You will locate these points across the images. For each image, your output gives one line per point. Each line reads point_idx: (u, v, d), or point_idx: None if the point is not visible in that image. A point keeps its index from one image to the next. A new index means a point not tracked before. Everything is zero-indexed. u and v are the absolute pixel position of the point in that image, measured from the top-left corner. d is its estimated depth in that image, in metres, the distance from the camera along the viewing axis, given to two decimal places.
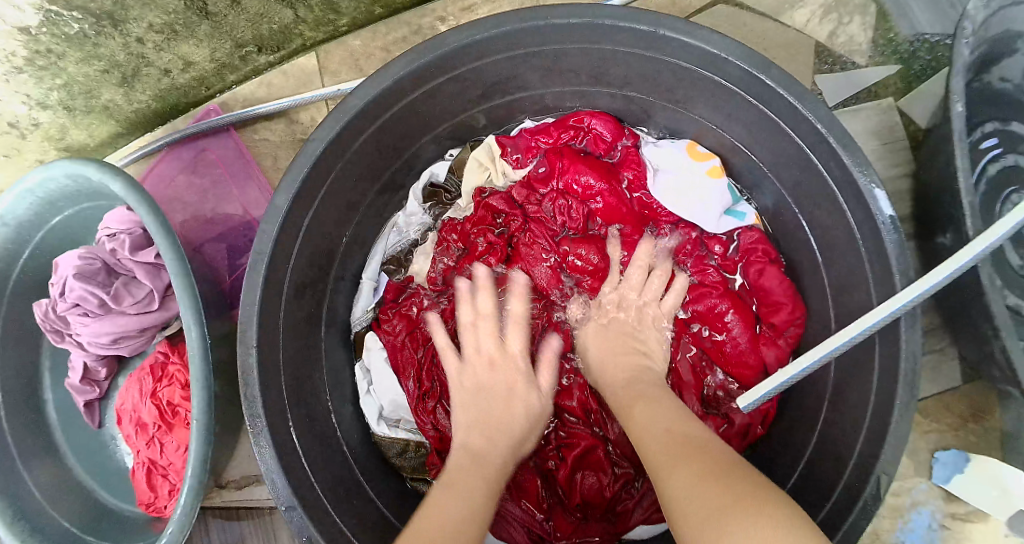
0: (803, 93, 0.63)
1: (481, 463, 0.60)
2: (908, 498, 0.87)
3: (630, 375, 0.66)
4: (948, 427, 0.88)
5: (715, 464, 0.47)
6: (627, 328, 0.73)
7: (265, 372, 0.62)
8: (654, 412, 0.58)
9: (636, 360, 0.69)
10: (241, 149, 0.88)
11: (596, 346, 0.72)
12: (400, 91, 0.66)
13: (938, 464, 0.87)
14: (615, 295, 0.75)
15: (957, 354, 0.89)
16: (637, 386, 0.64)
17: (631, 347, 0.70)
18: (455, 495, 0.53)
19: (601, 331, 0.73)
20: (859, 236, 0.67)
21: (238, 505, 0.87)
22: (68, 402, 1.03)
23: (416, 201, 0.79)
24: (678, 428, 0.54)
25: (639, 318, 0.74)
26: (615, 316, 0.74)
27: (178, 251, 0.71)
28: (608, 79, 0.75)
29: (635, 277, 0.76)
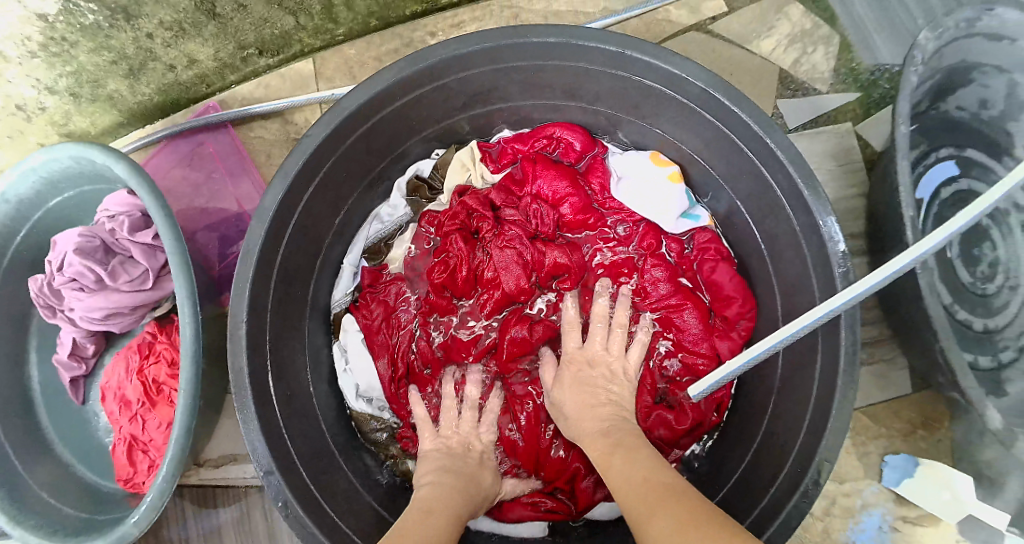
0: (753, 110, 0.71)
1: (447, 505, 0.60)
2: (859, 500, 0.94)
3: (605, 425, 0.64)
4: (898, 433, 0.95)
5: (686, 507, 0.48)
6: (600, 380, 0.70)
7: (252, 344, 0.67)
8: (632, 461, 0.57)
9: (611, 409, 0.66)
10: (237, 146, 0.92)
11: (571, 398, 0.68)
12: (391, 96, 0.72)
13: (887, 468, 0.94)
14: (583, 354, 0.73)
15: (906, 363, 0.96)
16: (614, 434, 0.62)
17: (605, 398, 0.68)
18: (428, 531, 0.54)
19: (573, 383, 0.70)
20: (805, 243, 0.74)
21: (215, 483, 0.89)
22: (53, 379, 1.06)
23: (399, 193, 0.84)
24: (653, 475, 0.54)
25: (611, 374, 0.71)
26: (585, 371, 0.71)
27: (176, 233, 0.77)
28: (580, 94, 0.82)
29: (599, 330, 0.74)
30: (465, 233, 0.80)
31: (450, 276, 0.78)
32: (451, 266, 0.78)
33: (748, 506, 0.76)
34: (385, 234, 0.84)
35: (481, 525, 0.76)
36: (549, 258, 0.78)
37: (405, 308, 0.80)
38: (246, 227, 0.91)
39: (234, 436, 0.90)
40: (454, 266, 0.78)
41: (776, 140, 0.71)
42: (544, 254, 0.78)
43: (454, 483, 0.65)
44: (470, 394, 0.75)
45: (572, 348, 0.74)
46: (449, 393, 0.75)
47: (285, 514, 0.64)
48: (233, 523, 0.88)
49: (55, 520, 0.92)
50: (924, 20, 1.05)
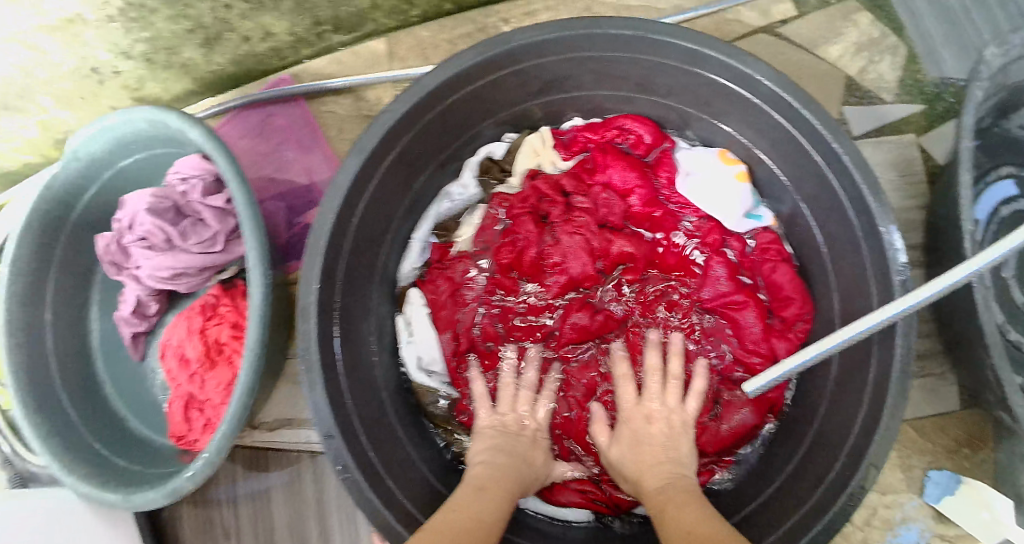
0: (823, 113, 0.71)
1: (503, 482, 0.64)
2: (899, 513, 0.93)
3: (663, 484, 0.63)
4: (943, 449, 0.94)
5: None
6: (658, 438, 0.69)
7: (322, 309, 0.69)
8: (685, 509, 0.58)
9: (671, 468, 0.65)
10: (308, 118, 0.94)
11: (629, 459, 0.68)
12: (469, 78, 0.73)
13: (930, 483, 0.92)
14: (638, 410, 0.73)
15: (956, 380, 0.95)
16: (668, 490, 0.62)
17: (662, 456, 0.67)
18: (482, 507, 0.58)
19: (632, 444, 0.70)
20: (865, 247, 0.74)
21: (267, 446, 0.93)
22: (112, 334, 1.10)
23: (471, 172, 0.85)
24: (698, 528, 0.54)
25: (670, 428, 0.71)
26: (642, 430, 0.71)
27: (249, 196, 0.79)
28: (652, 87, 0.82)
29: (654, 383, 0.74)
30: (535, 216, 0.81)
31: (520, 259, 0.80)
32: (520, 251, 0.79)
33: (794, 506, 0.77)
34: (455, 213, 0.86)
35: (533, 505, 0.79)
36: (615, 248, 0.80)
37: (471, 287, 0.81)
38: (315, 198, 0.93)
39: (290, 401, 0.94)
40: (523, 255, 0.79)
41: (843, 145, 0.70)
42: (611, 243, 0.80)
43: (509, 462, 0.67)
44: (529, 376, 0.78)
45: (631, 404, 0.74)
46: (508, 373, 0.78)
47: (343, 477, 0.65)
48: (284, 485, 0.93)
49: (106, 468, 0.94)
50: (992, 36, 1.03)
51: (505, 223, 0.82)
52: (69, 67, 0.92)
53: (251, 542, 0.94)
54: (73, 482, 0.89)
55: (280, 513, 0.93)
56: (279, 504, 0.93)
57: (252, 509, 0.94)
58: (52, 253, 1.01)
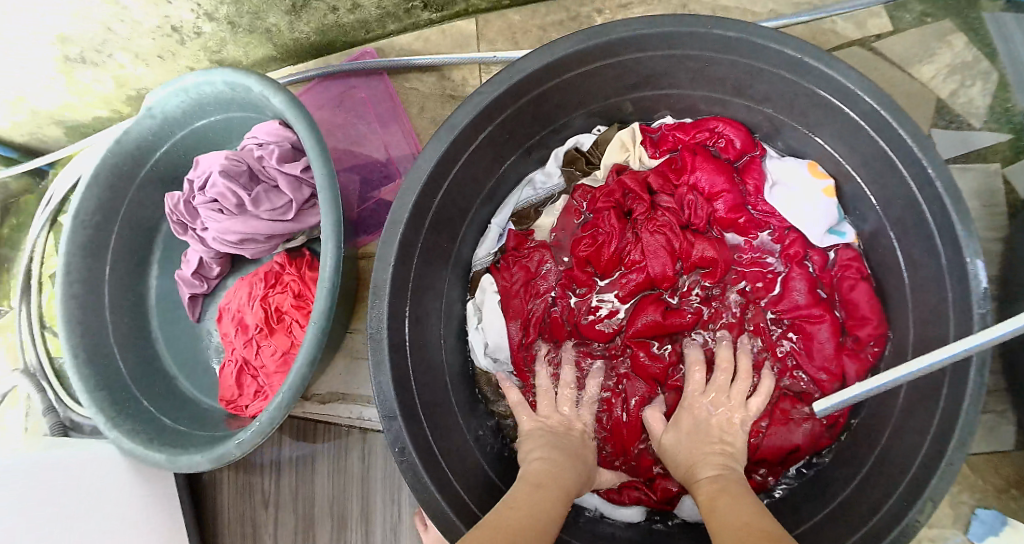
0: (921, 136, 0.68)
1: (558, 477, 0.61)
2: None
3: (719, 469, 0.62)
4: (991, 488, 0.90)
5: None
6: (714, 429, 0.68)
7: (396, 286, 0.69)
8: (737, 504, 0.55)
9: (725, 459, 0.64)
10: (391, 93, 0.93)
11: (684, 446, 0.67)
12: (566, 66, 0.71)
13: (976, 521, 0.89)
14: (702, 402, 0.71)
15: (1017, 420, 0.89)
16: (723, 480, 0.60)
17: (720, 447, 0.65)
18: (537, 502, 0.55)
19: (688, 432, 0.68)
20: (948, 278, 0.71)
21: (319, 418, 0.94)
22: (169, 291, 1.12)
23: (556, 162, 0.84)
24: (756, 522, 0.51)
25: (726, 420, 0.69)
26: (706, 417, 0.69)
27: (328, 166, 0.78)
28: (750, 92, 0.80)
29: (722, 374, 0.73)
30: (618, 211, 0.80)
31: (597, 254, 0.79)
32: (598, 244, 0.79)
33: (844, 533, 0.75)
34: (536, 202, 0.85)
35: (591, 502, 0.78)
36: (696, 251, 0.78)
37: (545, 277, 0.81)
38: (391, 175, 0.93)
39: (346, 377, 0.94)
40: (602, 250, 0.79)
41: (936, 168, 0.68)
42: (693, 245, 0.79)
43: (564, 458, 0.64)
44: (591, 388, 0.77)
45: (692, 400, 0.72)
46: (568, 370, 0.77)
47: (401, 459, 0.65)
48: (330, 457, 0.94)
49: (150, 426, 0.95)
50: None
51: (587, 215, 0.82)
52: (150, 26, 0.93)
53: (290, 512, 0.96)
54: (118, 438, 0.89)
55: (322, 486, 0.94)
56: (321, 477, 0.94)
57: (295, 480, 0.96)
58: (118, 208, 1.02)
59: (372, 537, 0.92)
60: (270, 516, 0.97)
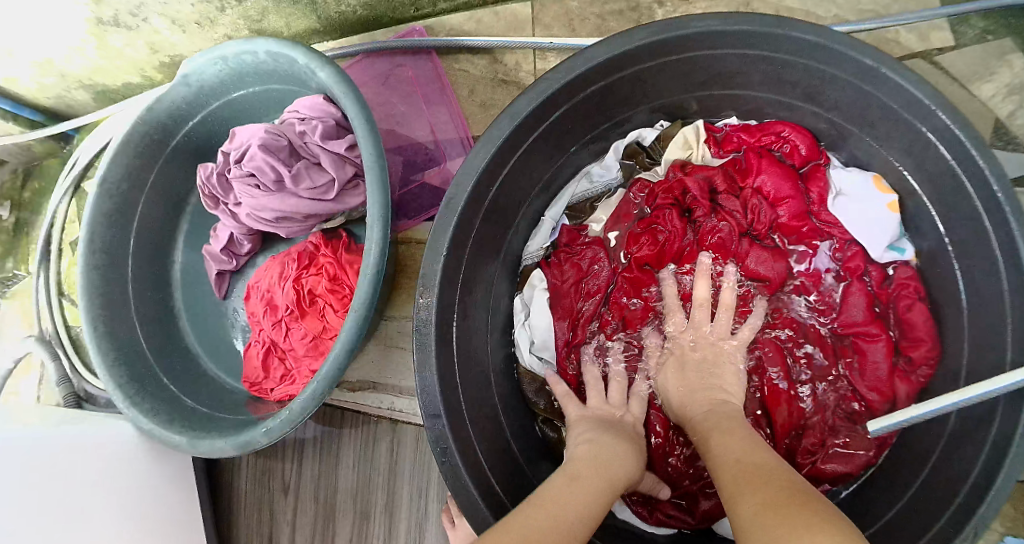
0: (993, 156, 0.65)
1: (608, 469, 0.56)
2: None
3: (710, 407, 0.63)
4: (1022, 517, 0.87)
5: (784, 495, 0.45)
6: (704, 368, 0.68)
7: (447, 274, 0.66)
8: (728, 440, 0.57)
9: (711, 395, 0.65)
10: (439, 74, 0.90)
11: (675, 384, 0.69)
12: (637, 58, 0.68)
13: None
14: (684, 337, 0.72)
15: None
16: (715, 418, 0.61)
17: (706, 383, 0.67)
18: (573, 494, 0.50)
19: (677, 369, 0.70)
20: (1009, 303, 0.68)
21: (347, 406, 0.92)
22: (193, 265, 1.09)
23: (615, 156, 0.81)
24: (747, 456, 0.53)
25: (713, 356, 0.70)
26: (691, 355, 0.70)
27: (378, 149, 0.75)
28: (820, 99, 0.77)
29: (702, 312, 0.73)
30: (678, 209, 0.79)
31: (655, 258, 0.78)
32: (660, 248, 0.77)
33: None
34: (591, 195, 0.83)
35: (626, 516, 0.75)
36: (751, 260, 0.77)
37: (596, 276, 0.79)
38: (436, 158, 0.90)
39: (378, 363, 0.91)
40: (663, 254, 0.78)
41: (1006, 193, 0.65)
42: (750, 253, 0.77)
43: (615, 442, 0.61)
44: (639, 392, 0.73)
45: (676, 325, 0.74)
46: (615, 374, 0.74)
47: (443, 460, 0.63)
48: (355, 448, 0.92)
49: (172, 405, 0.92)
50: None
51: (644, 212, 0.80)
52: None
53: (311, 501, 0.95)
54: (137, 417, 0.86)
55: (346, 476, 0.92)
56: (346, 468, 0.92)
57: (318, 469, 0.94)
58: (146, 178, 0.99)
59: (394, 532, 0.90)
60: (290, 502, 0.96)
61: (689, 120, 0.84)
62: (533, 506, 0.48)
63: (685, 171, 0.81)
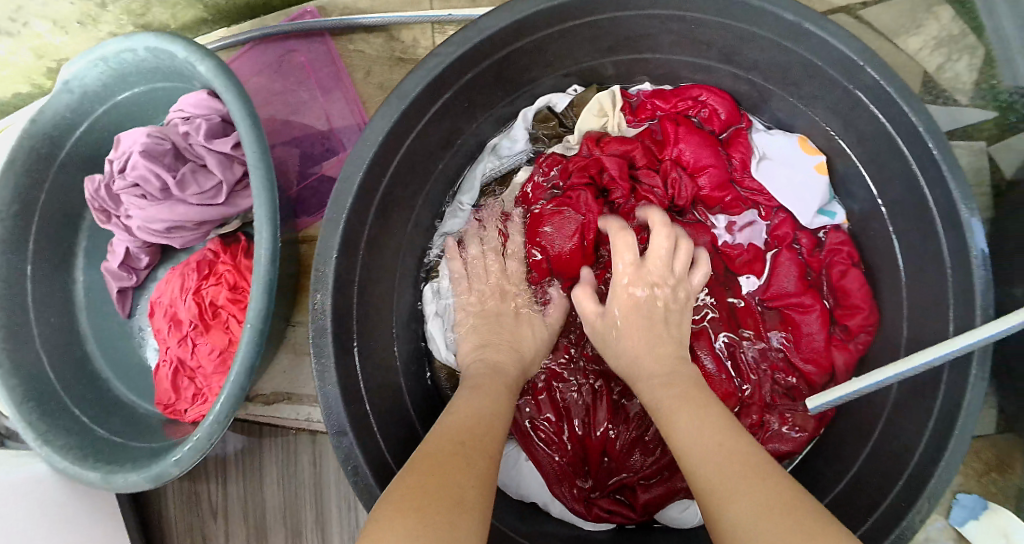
0: (921, 106, 0.61)
1: (500, 376, 0.62)
2: (922, 534, 0.85)
3: (674, 365, 0.59)
4: (973, 472, 0.84)
5: (775, 496, 0.41)
6: (657, 314, 0.64)
7: (341, 279, 0.60)
8: (706, 420, 0.50)
9: (674, 348, 0.62)
10: (333, 56, 0.84)
11: (629, 336, 0.62)
12: (535, 26, 0.63)
13: (957, 506, 0.84)
14: (639, 275, 0.65)
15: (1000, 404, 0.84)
16: (676, 381, 0.57)
17: (665, 338, 0.62)
18: (480, 400, 0.56)
19: (633, 310, 0.64)
20: (949, 264, 0.65)
21: (263, 421, 0.85)
22: (98, 285, 1.00)
23: (523, 125, 0.76)
24: (731, 442, 0.47)
25: (670, 304, 0.65)
26: (647, 300, 0.64)
27: (262, 144, 0.68)
28: (738, 59, 0.73)
29: (660, 248, 0.65)
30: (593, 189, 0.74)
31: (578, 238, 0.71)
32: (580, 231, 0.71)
33: None
34: (501, 170, 0.78)
35: (560, 512, 0.69)
36: None
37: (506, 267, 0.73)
38: (334, 148, 0.84)
39: (291, 373, 0.85)
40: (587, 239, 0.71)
41: (941, 148, 0.61)
42: None
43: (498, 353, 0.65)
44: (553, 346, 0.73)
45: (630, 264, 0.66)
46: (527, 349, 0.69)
47: (353, 479, 0.57)
48: (278, 465, 0.86)
49: (86, 438, 0.84)
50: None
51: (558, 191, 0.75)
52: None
53: (241, 523, 0.88)
54: (50, 455, 0.78)
55: (272, 494, 0.86)
56: (271, 486, 0.86)
57: (242, 492, 0.88)
58: (35, 196, 0.90)
59: None
60: (220, 526, 0.89)
61: (605, 86, 0.79)
62: (450, 416, 0.54)
63: (600, 142, 0.75)
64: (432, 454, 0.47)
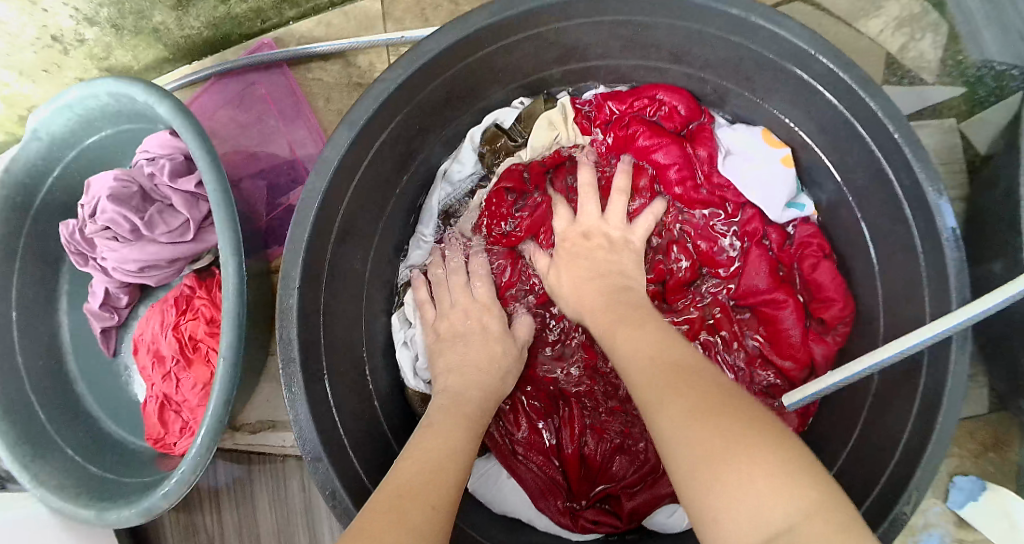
0: (878, 90, 0.61)
1: (460, 408, 0.58)
2: (920, 519, 0.83)
3: (609, 296, 0.60)
4: (968, 453, 0.83)
5: (699, 405, 0.39)
6: (599, 254, 0.65)
7: (305, 309, 0.61)
8: (638, 331, 0.52)
9: (612, 279, 0.62)
10: (293, 87, 0.86)
11: (566, 280, 0.65)
12: (479, 42, 0.63)
13: (954, 489, 0.82)
14: (575, 229, 0.69)
15: (988, 382, 0.83)
16: (616, 305, 0.58)
17: (605, 271, 0.64)
18: (438, 440, 0.52)
19: (570, 262, 0.66)
20: (920, 248, 0.64)
21: (250, 451, 0.87)
22: (82, 328, 1.00)
23: (471, 145, 0.76)
24: (662, 353, 0.47)
25: (611, 245, 0.67)
26: (582, 245, 0.67)
27: (222, 180, 0.68)
28: (689, 58, 0.73)
29: (587, 197, 0.70)
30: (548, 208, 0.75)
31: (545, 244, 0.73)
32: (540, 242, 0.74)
33: None
34: (456, 196, 0.78)
35: (546, 526, 0.70)
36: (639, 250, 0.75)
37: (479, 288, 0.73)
38: (299, 177, 0.86)
39: (273, 402, 0.88)
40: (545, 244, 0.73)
41: (902, 132, 0.61)
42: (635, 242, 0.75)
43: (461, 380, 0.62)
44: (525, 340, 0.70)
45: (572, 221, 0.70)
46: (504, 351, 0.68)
47: (332, 505, 0.57)
48: (269, 492, 0.87)
49: (80, 477, 0.85)
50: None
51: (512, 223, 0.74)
52: (27, 35, 0.84)
53: None
54: (46, 496, 0.78)
55: (266, 521, 0.86)
56: (264, 515, 0.86)
57: (236, 522, 0.87)
58: (15, 245, 0.90)
59: None
60: None
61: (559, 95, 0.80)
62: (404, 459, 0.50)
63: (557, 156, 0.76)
64: (374, 510, 0.43)
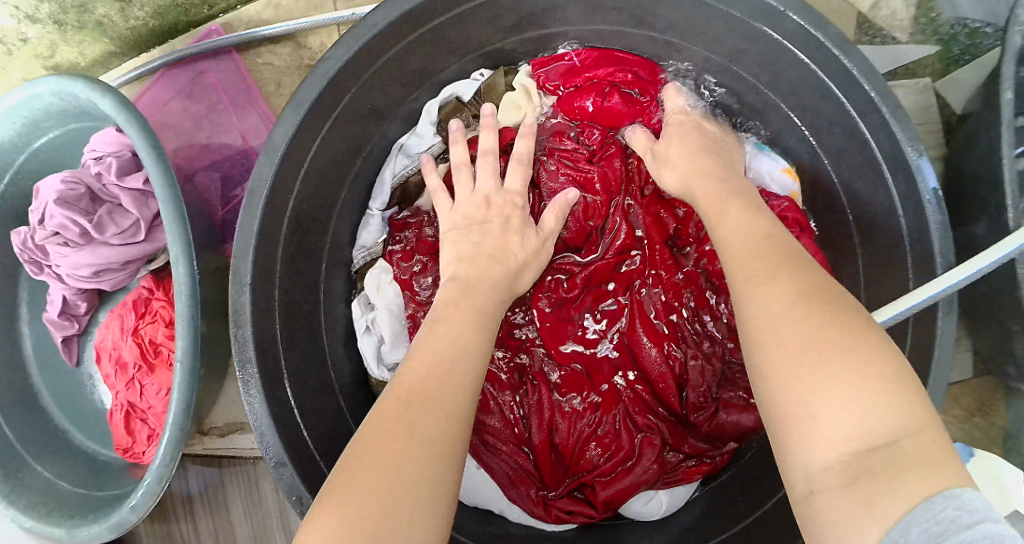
0: (850, 49, 0.58)
1: (467, 301, 0.54)
2: None
3: (721, 171, 0.61)
4: (953, 419, 0.82)
5: (812, 291, 0.40)
6: (713, 140, 0.66)
7: (258, 309, 0.57)
8: (749, 215, 0.52)
9: (715, 160, 0.63)
10: (243, 74, 0.83)
11: (675, 148, 0.65)
12: (428, 13, 0.60)
13: None
14: (686, 118, 0.69)
15: (971, 345, 0.81)
16: (723, 187, 0.58)
17: (713, 152, 0.65)
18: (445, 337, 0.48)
19: (680, 134, 0.66)
20: (901, 211, 0.62)
21: (220, 455, 0.85)
22: (44, 340, 0.96)
23: (429, 119, 0.73)
24: (777, 237, 0.47)
25: (716, 135, 0.68)
26: (697, 128, 0.68)
27: (169, 178, 0.65)
28: (650, 20, 0.70)
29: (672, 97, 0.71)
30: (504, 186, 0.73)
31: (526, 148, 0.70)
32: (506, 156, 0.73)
33: None
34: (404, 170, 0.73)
35: (519, 516, 0.69)
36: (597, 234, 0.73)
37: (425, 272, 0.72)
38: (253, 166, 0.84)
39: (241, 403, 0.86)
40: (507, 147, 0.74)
41: (878, 89, 0.58)
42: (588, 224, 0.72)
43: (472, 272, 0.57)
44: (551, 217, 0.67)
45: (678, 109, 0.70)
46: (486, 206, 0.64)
47: (299, 510, 0.54)
48: (242, 495, 0.85)
49: (49, 494, 0.81)
50: None
51: None
52: None
53: None
54: (17, 516, 0.76)
55: (241, 526, 0.84)
56: (238, 519, 0.84)
57: (212, 530, 0.85)
58: None
59: None
60: None
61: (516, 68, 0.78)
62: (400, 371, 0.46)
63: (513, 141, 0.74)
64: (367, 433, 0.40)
